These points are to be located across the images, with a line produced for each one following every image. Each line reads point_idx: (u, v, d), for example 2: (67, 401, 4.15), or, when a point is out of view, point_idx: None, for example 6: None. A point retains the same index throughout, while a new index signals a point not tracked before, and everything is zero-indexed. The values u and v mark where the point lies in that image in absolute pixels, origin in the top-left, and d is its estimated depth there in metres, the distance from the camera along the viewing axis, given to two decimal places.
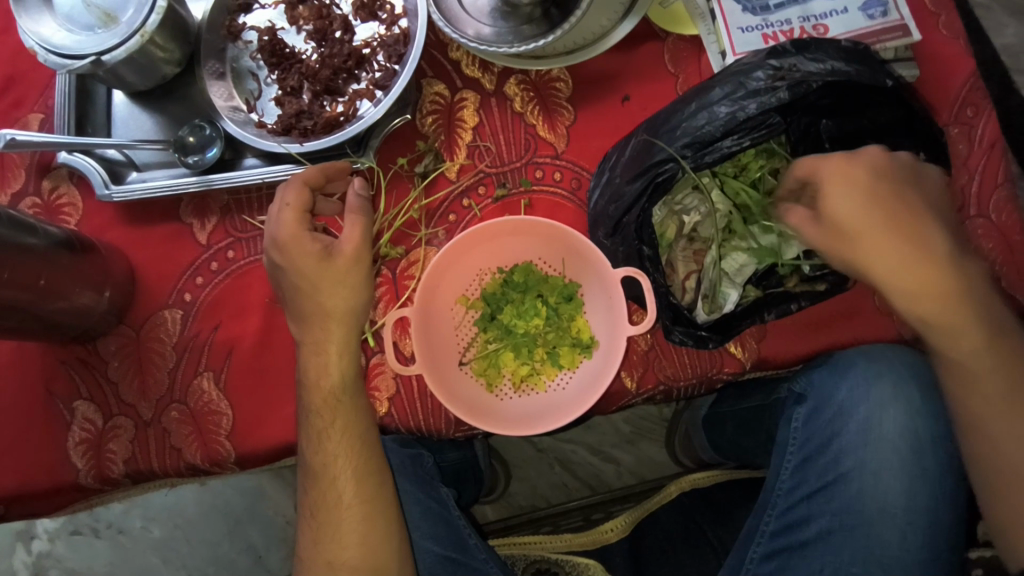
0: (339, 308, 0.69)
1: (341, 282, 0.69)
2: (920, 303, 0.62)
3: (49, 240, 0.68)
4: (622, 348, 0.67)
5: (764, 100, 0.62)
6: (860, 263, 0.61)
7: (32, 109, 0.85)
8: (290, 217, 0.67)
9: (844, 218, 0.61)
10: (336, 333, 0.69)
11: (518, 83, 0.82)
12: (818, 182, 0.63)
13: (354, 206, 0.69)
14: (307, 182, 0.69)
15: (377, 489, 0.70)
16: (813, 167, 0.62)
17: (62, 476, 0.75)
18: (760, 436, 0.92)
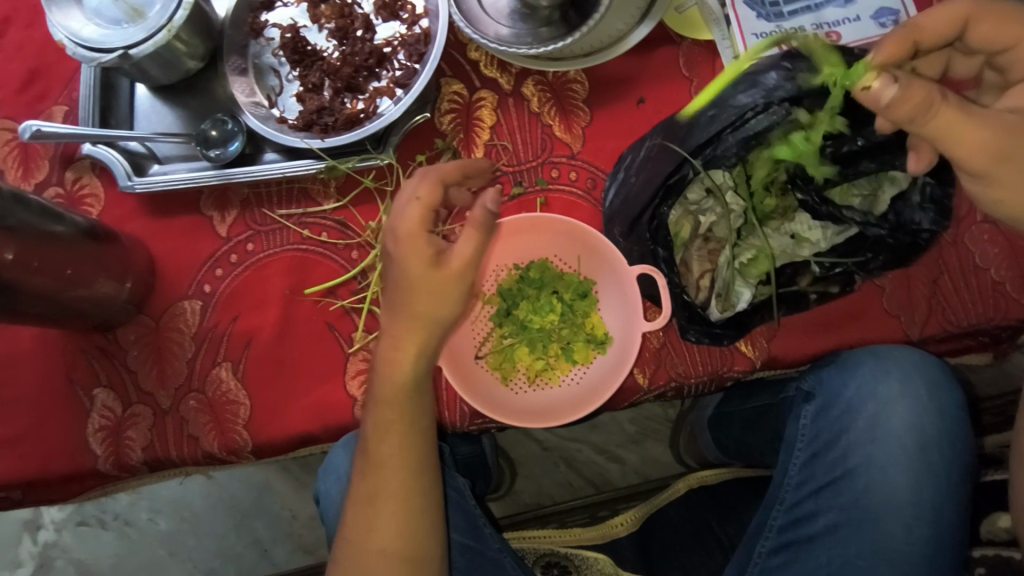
0: (425, 313, 0.59)
1: (442, 292, 0.59)
2: (1011, 185, 0.58)
3: (75, 228, 0.69)
4: (638, 343, 0.69)
5: (780, 96, 0.62)
6: (1012, 137, 0.56)
7: (56, 101, 0.86)
8: (415, 212, 0.58)
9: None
10: (409, 335, 0.60)
11: (535, 84, 0.84)
12: (1020, 53, 0.61)
13: (475, 218, 0.57)
14: (444, 181, 0.60)
15: (419, 482, 0.64)
16: (994, 23, 0.60)
17: (80, 462, 0.76)
18: (767, 435, 0.94)
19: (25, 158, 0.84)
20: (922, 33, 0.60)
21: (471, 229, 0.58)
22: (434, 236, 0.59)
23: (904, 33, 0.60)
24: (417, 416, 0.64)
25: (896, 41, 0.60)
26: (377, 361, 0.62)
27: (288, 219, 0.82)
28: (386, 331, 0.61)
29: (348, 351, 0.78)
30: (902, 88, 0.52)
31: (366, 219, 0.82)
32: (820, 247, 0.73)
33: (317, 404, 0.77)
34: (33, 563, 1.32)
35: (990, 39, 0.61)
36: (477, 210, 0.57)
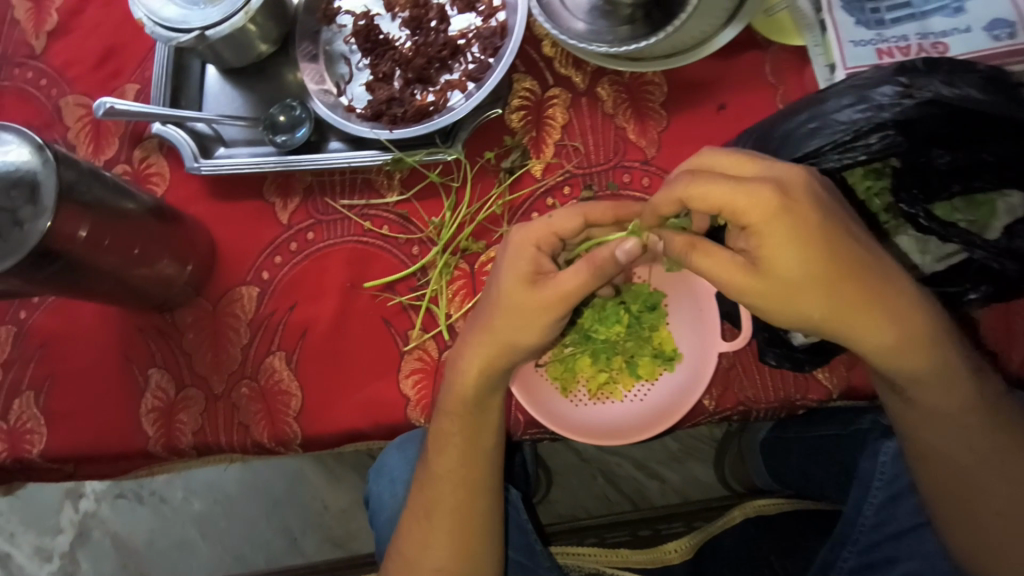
0: (509, 334, 0.61)
1: (530, 317, 0.60)
2: (788, 319, 0.56)
3: (143, 207, 0.69)
4: (713, 364, 0.66)
5: (886, 116, 0.59)
6: (749, 281, 0.55)
7: (129, 79, 0.87)
8: (540, 229, 0.62)
9: (772, 253, 0.53)
10: (485, 349, 0.62)
11: (611, 85, 0.81)
12: (733, 211, 0.53)
13: (599, 258, 0.59)
14: (587, 216, 0.63)
15: (482, 484, 0.67)
16: (702, 187, 0.54)
17: (132, 441, 0.76)
18: (834, 468, 0.89)
19: (97, 135, 0.84)
20: (661, 206, 0.59)
21: (585, 267, 0.59)
22: (543, 257, 0.62)
23: (650, 197, 0.59)
24: (481, 427, 0.66)
25: (654, 200, 0.61)
26: (448, 369, 0.65)
27: (350, 210, 0.80)
28: (465, 338, 0.64)
29: (404, 348, 0.76)
30: (678, 203, 0.57)
31: (429, 215, 0.80)
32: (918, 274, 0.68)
33: (369, 401, 0.75)
34: (71, 532, 1.34)
35: (699, 202, 0.55)
36: (607, 251, 0.59)
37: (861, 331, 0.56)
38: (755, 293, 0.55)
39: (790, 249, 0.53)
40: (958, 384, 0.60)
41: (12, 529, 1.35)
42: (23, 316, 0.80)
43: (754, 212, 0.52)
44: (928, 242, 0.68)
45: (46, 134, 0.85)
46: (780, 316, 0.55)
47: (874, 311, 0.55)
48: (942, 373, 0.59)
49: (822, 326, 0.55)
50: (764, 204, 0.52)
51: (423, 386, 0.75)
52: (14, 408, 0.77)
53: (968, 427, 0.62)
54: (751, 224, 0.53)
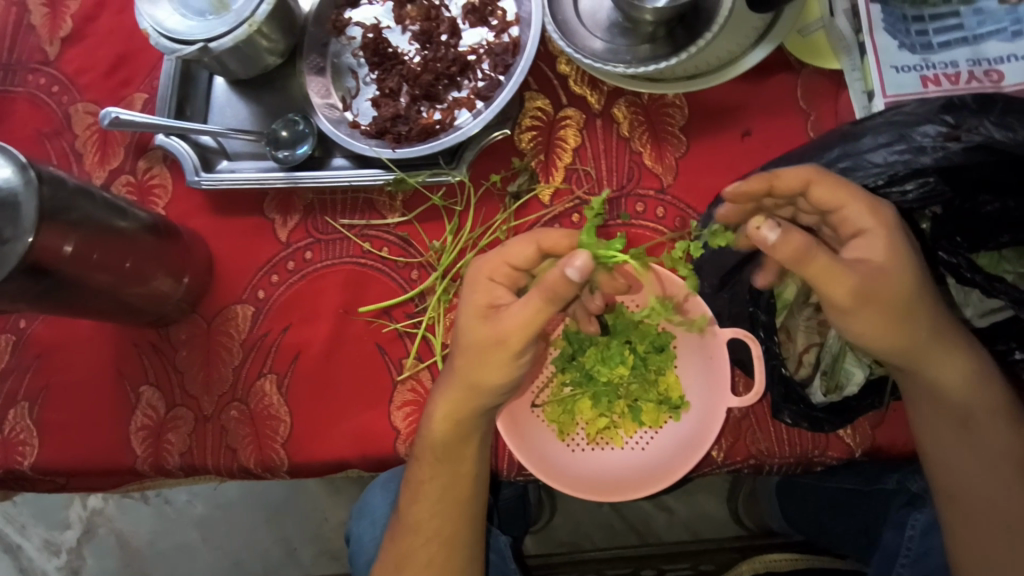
0: (475, 376, 0.57)
1: (495, 356, 0.56)
2: (885, 328, 0.53)
3: (137, 224, 0.67)
4: (721, 420, 0.62)
5: (926, 160, 0.55)
6: (869, 283, 0.51)
7: (138, 88, 0.86)
8: (490, 263, 0.59)
9: (889, 258, 0.52)
10: (454, 395, 0.59)
11: (627, 106, 0.76)
12: (850, 216, 0.54)
13: (547, 283, 0.51)
14: (541, 242, 0.58)
15: (461, 536, 0.65)
16: (829, 187, 0.54)
17: (121, 459, 0.74)
18: (853, 525, 0.84)
19: (103, 144, 0.84)
20: (780, 183, 0.55)
21: (536, 295, 0.53)
22: (500, 290, 0.58)
23: (762, 175, 0.56)
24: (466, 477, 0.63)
25: (755, 179, 0.56)
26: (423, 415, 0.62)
27: (350, 230, 0.78)
28: (439, 382, 0.61)
29: (397, 378, 0.73)
30: (782, 234, 0.48)
31: (430, 237, 0.77)
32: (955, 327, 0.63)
33: (359, 431, 0.72)
34: (78, 528, 1.35)
35: (826, 202, 0.54)
36: (556, 272, 0.51)
37: (941, 349, 0.55)
38: (875, 294, 0.51)
39: (902, 262, 0.52)
40: (1018, 429, 0.58)
41: (22, 522, 1.36)
42: (22, 325, 0.79)
43: (868, 217, 0.53)
44: (970, 293, 0.63)
45: (55, 141, 0.85)
46: (887, 326, 0.53)
47: (952, 337, 0.56)
48: (998, 410, 0.58)
49: (911, 339, 0.54)
50: (885, 217, 0.53)
51: (414, 419, 0.71)
52: (8, 418, 0.76)
53: (1011, 477, 0.58)
54: (870, 229, 0.53)
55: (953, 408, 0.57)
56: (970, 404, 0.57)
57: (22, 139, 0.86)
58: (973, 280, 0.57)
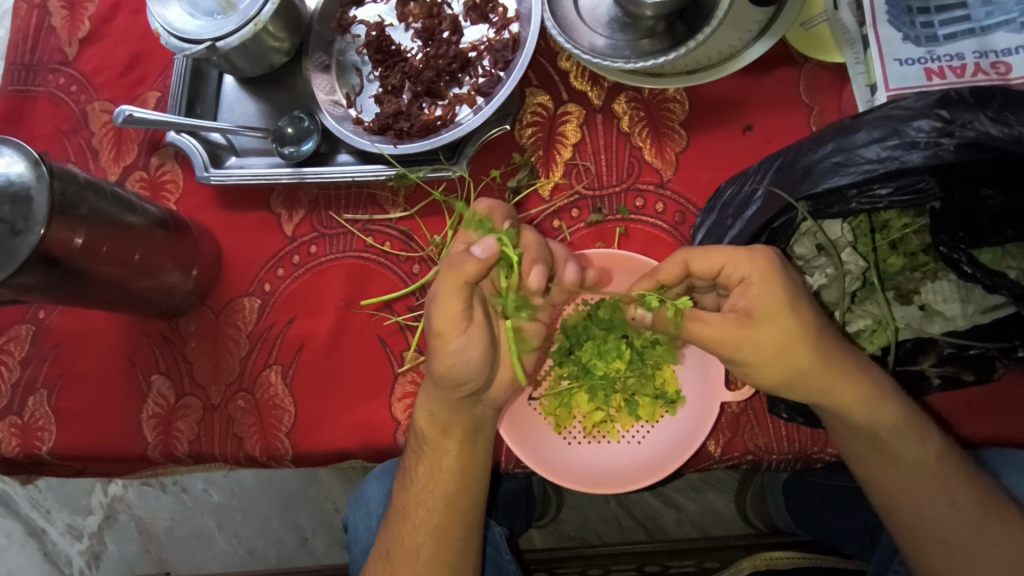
0: (422, 362, 0.59)
1: (434, 342, 0.57)
2: (766, 371, 0.54)
3: (146, 218, 0.69)
4: (714, 415, 0.63)
5: (913, 158, 0.54)
6: (742, 333, 0.53)
7: (151, 87, 0.88)
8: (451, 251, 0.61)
9: (762, 307, 0.53)
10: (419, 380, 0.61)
11: (628, 101, 0.76)
12: (731, 268, 0.55)
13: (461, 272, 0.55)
14: (495, 221, 0.61)
15: (449, 527, 0.65)
16: (705, 252, 0.56)
17: (132, 446, 0.77)
18: (858, 524, 0.83)
19: (119, 141, 0.86)
20: (662, 276, 0.58)
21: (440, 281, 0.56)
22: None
23: (645, 276, 0.59)
24: (460, 471, 0.65)
25: (645, 280, 0.59)
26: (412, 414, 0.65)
27: (354, 224, 0.79)
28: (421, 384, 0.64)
29: (398, 370, 0.74)
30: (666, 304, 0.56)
31: (431, 232, 0.78)
32: (956, 324, 0.62)
33: (361, 421, 0.73)
34: (100, 513, 1.40)
35: (707, 262, 0.55)
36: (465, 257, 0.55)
37: (834, 382, 0.55)
38: (752, 349, 0.53)
39: (778, 304, 0.53)
40: (929, 436, 0.57)
41: (47, 507, 1.42)
42: (42, 316, 0.82)
43: (745, 266, 0.54)
44: (971, 289, 0.63)
45: (73, 139, 0.88)
46: (767, 368, 0.53)
47: (846, 368, 0.55)
48: (906, 428, 0.57)
49: (799, 377, 0.54)
50: (762, 262, 0.54)
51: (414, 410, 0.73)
52: (28, 405, 0.79)
53: (937, 485, 0.58)
54: (747, 277, 0.54)
55: (862, 431, 0.57)
56: (877, 426, 0.57)
57: (42, 136, 0.89)
58: (972, 275, 0.58)
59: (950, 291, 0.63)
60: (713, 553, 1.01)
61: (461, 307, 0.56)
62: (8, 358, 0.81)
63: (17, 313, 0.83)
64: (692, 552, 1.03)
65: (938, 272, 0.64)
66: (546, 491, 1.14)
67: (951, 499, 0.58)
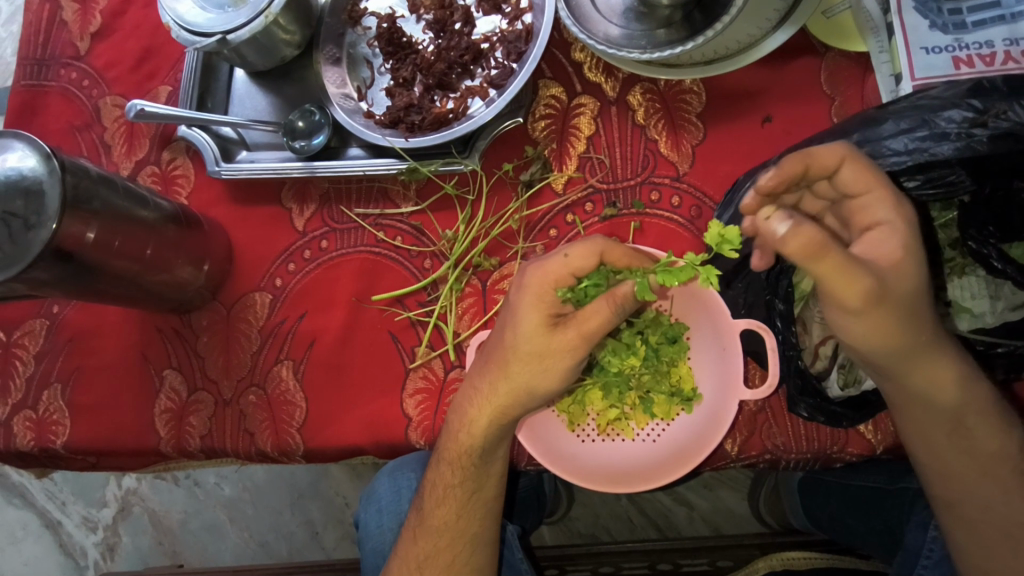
0: (526, 382, 0.58)
1: (550, 362, 0.57)
2: (893, 331, 0.50)
3: (158, 213, 0.69)
4: (731, 415, 0.61)
5: (942, 150, 0.52)
6: (883, 280, 0.48)
7: (163, 81, 0.88)
8: (555, 269, 0.57)
9: (897, 255, 0.49)
10: (500, 395, 0.59)
11: (643, 93, 0.75)
12: (868, 207, 0.51)
13: (619, 294, 0.56)
14: (604, 255, 0.59)
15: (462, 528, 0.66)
16: (860, 170, 0.51)
17: (144, 440, 0.77)
18: (877, 524, 0.81)
19: (130, 136, 0.86)
20: (819, 159, 0.51)
21: (605, 306, 0.55)
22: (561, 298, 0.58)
23: (799, 154, 0.50)
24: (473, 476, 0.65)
25: (792, 161, 0.51)
26: (455, 413, 0.63)
27: (365, 219, 0.78)
28: (473, 381, 0.61)
29: (409, 365, 0.74)
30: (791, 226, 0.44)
31: (442, 227, 0.77)
32: (985, 321, 0.61)
33: (372, 417, 0.73)
34: (114, 506, 1.41)
35: (853, 185, 0.51)
36: (624, 287, 0.56)
37: (944, 351, 0.53)
38: (888, 299, 0.49)
39: (913, 260, 0.50)
40: (1004, 432, 0.57)
41: (63, 499, 1.43)
42: (56, 310, 0.82)
43: (884, 211, 0.51)
44: (1000, 285, 0.61)
45: (85, 134, 0.88)
46: (896, 328, 0.50)
47: (951, 339, 0.54)
48: (987, 415, 0.56)
49: (917, 342, 0.52)
50: (903, 211, 0.50)
51: (426, 406, 0.72)
52: (43, 399, 0.80)
53: (980, 480, 0.58)
54: (884, 222, 0.50)
55: (948, 410, 0.55)
56: (961, 404, 0.55)
57: (55, 132, 0.89)
58: (1003, 271, 0.55)
59: (978, 287, 0.62)
60: (726, 552, 1.00)
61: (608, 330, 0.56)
62: (23, 353, 0.82)
63: (31, 307, 0.83)
64: (706, 552, 1.01)
65: (965, 268, 0.62)
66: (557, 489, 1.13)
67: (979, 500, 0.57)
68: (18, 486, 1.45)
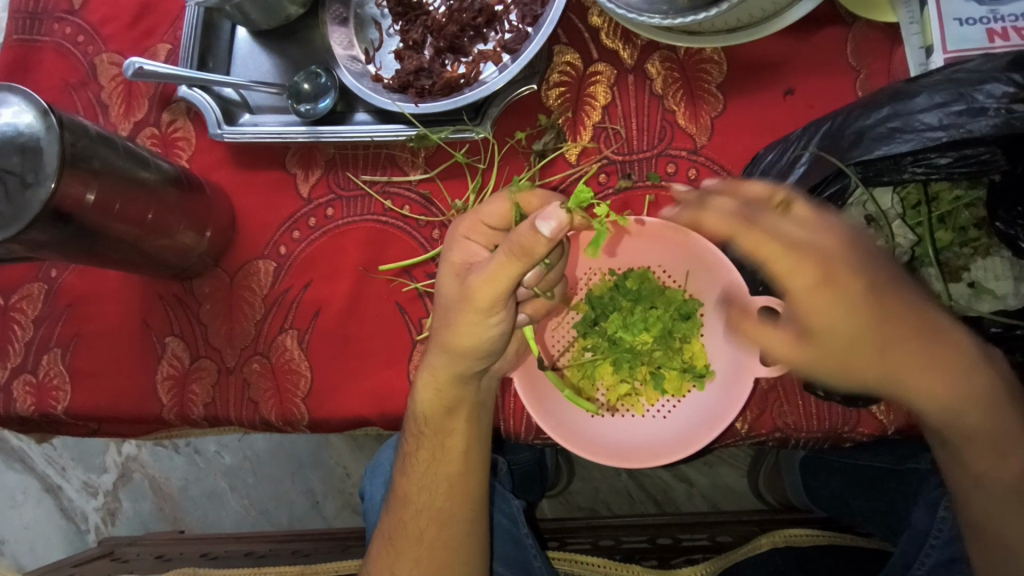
0: (448, 336, 0.59)
1: (462, 317, 0.57)
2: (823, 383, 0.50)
3: (160, 175, 0.67)
4: (747, 390, 0.59)
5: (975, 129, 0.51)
6: (796, 350, 0.48)
7: (161, 39, 0.84)
8: (466, 222, 0.59)
9: (818, 322, 0.47)
10: (433, 355, 0.61)
11: (662, 61, 0.72)
12: (777, 270, 0.48)
13: (512, 241, 0.51)
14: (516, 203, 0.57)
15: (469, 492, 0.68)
16: (755, 239, 0.49)
17: (147, 408, 0.76)
18: (882, 504, 0.82)
19: (128, 96, 0.83)
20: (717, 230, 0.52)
21: (502, 251, 0.52)
22: (477, 249, 0.59)
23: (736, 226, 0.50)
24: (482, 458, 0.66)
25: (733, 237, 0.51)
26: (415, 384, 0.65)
27: (372, 186, 0.76)
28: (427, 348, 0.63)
29: (416, 337, 0.73)
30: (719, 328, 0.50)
31: (452, 196, 0.75)
32: (1007, 303, 0.60)
33: (379, 387, 0.72)
34: (114, 472, 1.41)
35: (760, 256, 0.49)
36: (525, 228, 0.50)
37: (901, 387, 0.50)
38: (815, 364, 0.48)
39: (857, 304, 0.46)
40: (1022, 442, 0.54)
41: (63, 464, 1.43)
42: (54, 275, 0.81)
43: (797, 278, 0.47)
44: None
45: (82, 92, 0.85)
46: (828, 381, 0.50)
47: (935, 369, 0.50)
48: (993, 427, 0.53)
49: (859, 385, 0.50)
50: (823, 270, 0.46)
51: None
52: (42, 363, 0.78)
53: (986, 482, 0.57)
54: (802, 289, 0.47)
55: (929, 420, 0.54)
56: (952, 422, 0.53)
57: (51, 89, 0.86)
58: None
59: (1002, 268, 0.61)
60: (726, 528, 1.01)
61: (511, 284, 0.54)
62: (21, 317, 0.80)
63: (28, 271, 0.81)
64: (706, 526, 1.02)
65: (989, 249, 0.62)
66: (558, 463, 1.14)
67: None
68: (17, 451, 1.45)
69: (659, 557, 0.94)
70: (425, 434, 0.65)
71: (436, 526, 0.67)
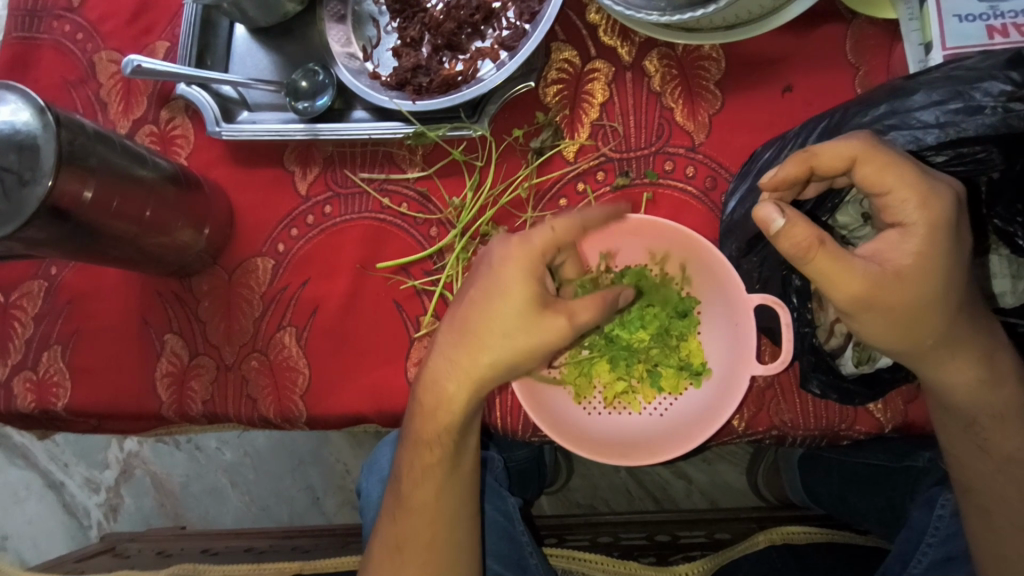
0: (492, 354, 0.56)
1: (519, 332, 0.55)
2: (891, 334, 0.50)
3: (158, 173, 0.67)
4: (744, 386, 0.60)
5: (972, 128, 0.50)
6: (881, 287, 0.47)
7: (159, 37, 0.84)
8: (538, 238, 0.55)
9: (908, 261, 0.48)
10: (460, 363, 0.57)
11: (660, 58, 0.72)
12: (894, 202, 0.48)
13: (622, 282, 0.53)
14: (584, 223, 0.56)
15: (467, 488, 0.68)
16: (879, 166, 0.47)
17: (146, 405, 0.76)
18: (881, 502, 0.82)
19: (127, 93, 0.83)
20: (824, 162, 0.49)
21: None
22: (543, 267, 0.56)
23: (800, 156, 0.50)
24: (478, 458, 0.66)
25: (794, 163, 0.51)
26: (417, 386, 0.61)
27: (370, 184, 0.76)
28: (440, 347, 0.59)
29: (414, 335, 0.73)
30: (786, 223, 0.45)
31: (449, 194, 0.75)
32: (1004, 300, 0.60)
33: (376, 384, 0.72)
34: (117, 468, 1.42)
35: (873, 182, 0.48)
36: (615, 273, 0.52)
37: (946, 357, 0.52)
38: (894, 308, 0.48)
39: (928, 267, 0.48)
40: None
41: (65, 460, 1.44)
42: (54, 272, 0.81)
43: (914, 209, 0.48)
44: None
45: (81, 90, 0.85)
46: (892, 335, 0.50)
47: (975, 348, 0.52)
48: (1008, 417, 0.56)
49: (916, 346, 0.51)
50: (934, 212, 0.47)
51: None
52: (42, 360, 0.79)
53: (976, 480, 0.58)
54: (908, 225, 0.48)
55: (954, 407, 0.56)
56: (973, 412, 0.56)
57: (50, 87, 0.86)
58: None
59: (1000, 267, 0.61)
60: (724, 526, 1.01)
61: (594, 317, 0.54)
62: (21, 314, 0.80)
63: (28, 268, 0.81)
64: (703, 524, 1.02)
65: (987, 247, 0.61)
66: (558, 460, 1.14)
67: (993, 487, 0.58)
68: (20, 447, 1.46)
69: (658, 554, 0.94)
70: (415, 438, 0.64)
71: (432, 524, 0.67)
